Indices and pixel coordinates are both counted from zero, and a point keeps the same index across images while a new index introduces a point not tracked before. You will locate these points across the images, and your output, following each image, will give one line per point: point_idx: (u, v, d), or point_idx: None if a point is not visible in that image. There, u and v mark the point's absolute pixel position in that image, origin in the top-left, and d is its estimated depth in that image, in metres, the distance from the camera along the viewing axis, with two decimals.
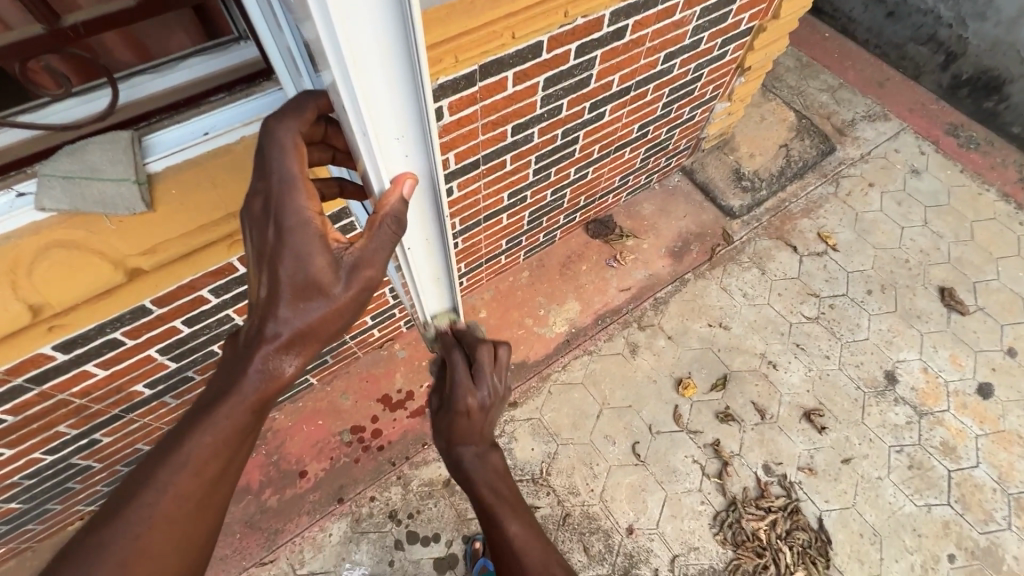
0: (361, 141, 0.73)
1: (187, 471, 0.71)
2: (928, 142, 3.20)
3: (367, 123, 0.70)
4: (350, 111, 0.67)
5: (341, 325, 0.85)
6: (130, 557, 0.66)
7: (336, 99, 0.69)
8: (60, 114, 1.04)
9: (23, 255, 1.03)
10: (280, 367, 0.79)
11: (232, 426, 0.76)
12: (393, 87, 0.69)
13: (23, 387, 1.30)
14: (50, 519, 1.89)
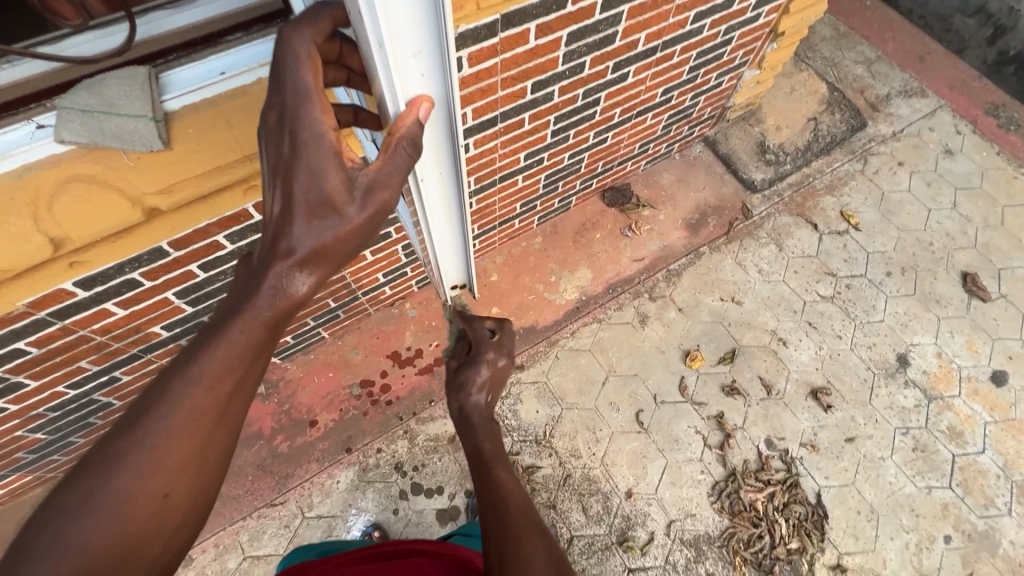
0: (378, 57, 0.72)
1: (201, 386, 0.71)
2: (966, 121, 3.06)
3: (384, 34, 0.69)
4: (368, 22, 0.66)
5: (355, 245, 0.84)
6: (147, 467, 0.67)
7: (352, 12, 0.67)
8: (77, 48, 1.05)
9: (44, 188, 1.04)
10: (296, 284, 0.79)
11: (247, 340, 0.75)
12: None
13: (46, 321, 1.34)
14: (74, 451, 1.98)
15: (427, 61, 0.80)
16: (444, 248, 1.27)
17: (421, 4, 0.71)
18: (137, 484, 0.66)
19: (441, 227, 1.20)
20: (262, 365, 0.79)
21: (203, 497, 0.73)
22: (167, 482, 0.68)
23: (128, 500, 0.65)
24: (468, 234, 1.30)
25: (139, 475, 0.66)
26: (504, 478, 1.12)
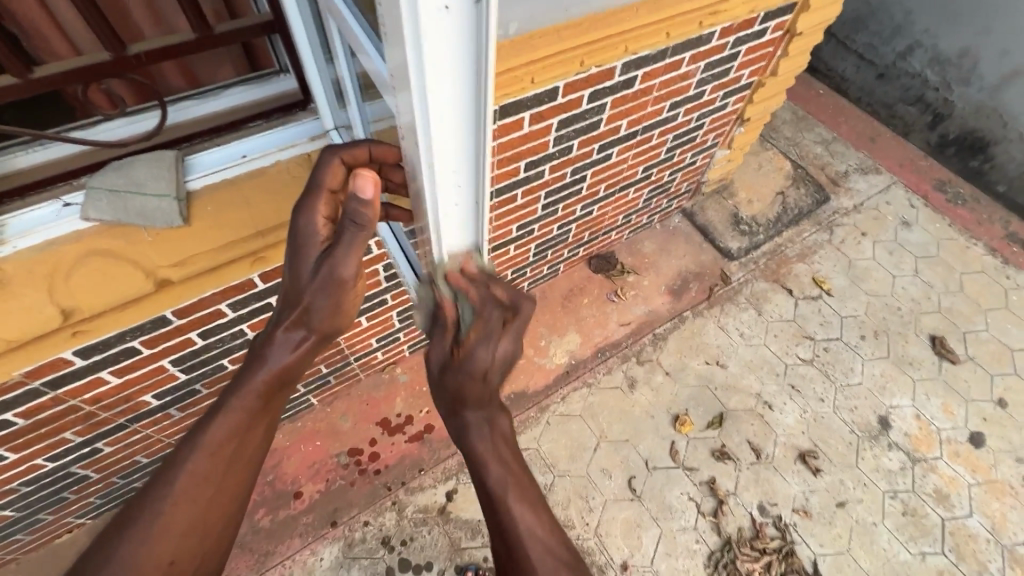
0: (424, 170, 0.78)
1: (205, 453, 0.87)
2: (918, 196, 3.33)
3: (430, 155, 0.76)
4: (421, 143, 0.73)
5: (337, 322, 1.01)
6: (158, 529, 0.80)
7: (408, 132, 0.75)
8: (107, 132, 1.14)
9: (63, 262, 1.08)
10: (283, 358, 0.96)
11: (243, 409, 0.92)
12: (458, 131, 0.74)
13: (39, 391, 1.33)
14: (39, 530, 1.87)
15: (467, 183, 0.85)
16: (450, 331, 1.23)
17: (465, 141, 0.76)
18: (143, 552, 0.78)
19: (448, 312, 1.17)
20: (258, 432, 0.95)
21: (204, 559, 0.85)
22: (171, 547, 0.81)
23: (137, 565, 0.77)
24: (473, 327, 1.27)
25: (147, 539, 0.79)
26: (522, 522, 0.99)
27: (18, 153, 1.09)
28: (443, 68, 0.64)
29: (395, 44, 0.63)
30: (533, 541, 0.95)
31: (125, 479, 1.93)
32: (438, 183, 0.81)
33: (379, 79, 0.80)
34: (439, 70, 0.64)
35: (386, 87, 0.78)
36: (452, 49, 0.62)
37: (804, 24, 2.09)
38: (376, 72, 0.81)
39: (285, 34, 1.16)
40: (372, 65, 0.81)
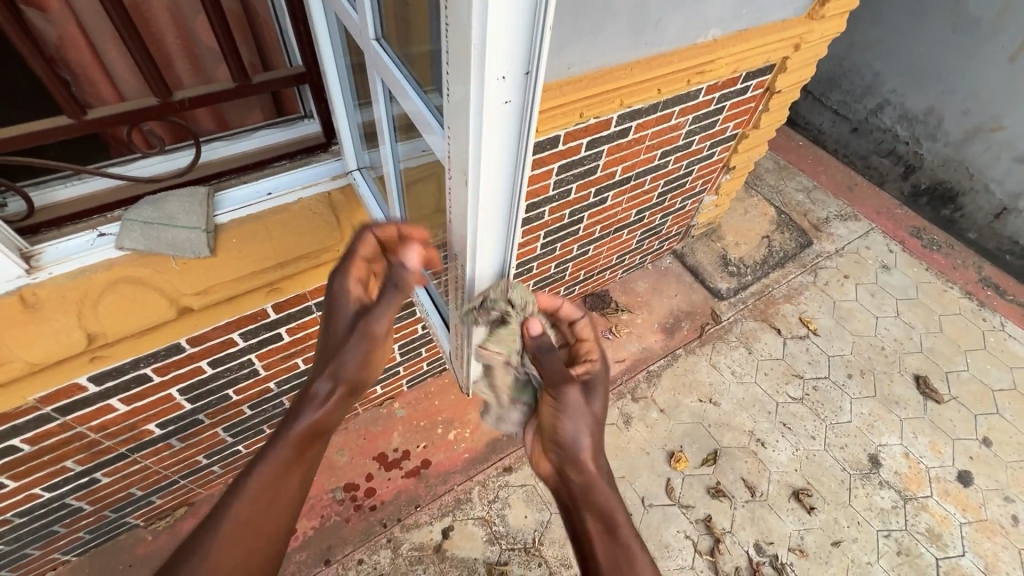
0: (473, 211, 0.88)
1: (262, 471, 0.94)
2: (896, 242, 3.51)
3: (478, 199, 0.86)
4: (472, 187, 0.83)
5: (365, 370, 1.11)
6: (220, 544, 0.86)
7: (459, 180, 0.85)
8: (144, 168, 1.23)
9: (93, 289, 1.14)
10: (316, 412, 1.03)
11: (296, 436, 1.00)
12: (501, 151, 0.80)
13: (49, 416, 1.34)
14: (24, 567, 1.82)
15: (498, 221, 0.95)
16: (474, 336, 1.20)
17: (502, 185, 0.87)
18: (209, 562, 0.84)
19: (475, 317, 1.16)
20: (293, 483, 0.98)
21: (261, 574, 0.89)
22: (234, 558, 0.86)
23: (208, 572, 0.83)
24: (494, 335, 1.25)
25: (215, 548, 0.85)
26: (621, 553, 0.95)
27: (58, 187, 1.16)
28: (497, 109, 0.72)
29: (460, 103, 0.72)
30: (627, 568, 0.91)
31: (117, 513, 1.89)
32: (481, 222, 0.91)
33: (425, 126, 0.90)
34: (494, 129, 0.74)
35: (434, 136, 0.88)
36: (505, 113, 0.73)
37: (782, 83, 2.27)
38: (420, 116, 0.90)
39: (316, 83, 1.27)
40: (413, 108, 0.91)
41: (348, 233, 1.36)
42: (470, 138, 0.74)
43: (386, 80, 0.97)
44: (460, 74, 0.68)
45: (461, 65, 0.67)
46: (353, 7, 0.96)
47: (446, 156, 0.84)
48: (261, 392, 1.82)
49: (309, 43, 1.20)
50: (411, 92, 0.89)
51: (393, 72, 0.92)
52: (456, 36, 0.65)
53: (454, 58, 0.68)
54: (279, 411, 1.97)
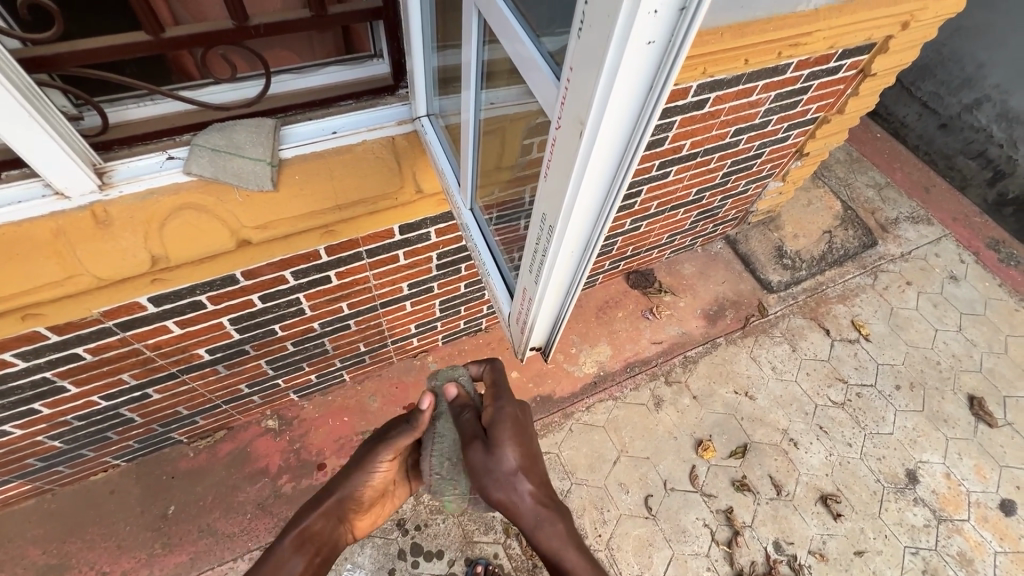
0: (567, 192, 0.72)
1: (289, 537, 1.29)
2: (969, 252, 3.26)
3: (580, 178, 0.69)
4: (573, 174, 0.69)
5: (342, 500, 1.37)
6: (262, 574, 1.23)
7: (563, 147, 0.69)
8: (214, 95, 1.21)
9: (160, 212, 1.15)
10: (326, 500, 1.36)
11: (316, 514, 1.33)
12: (611, 146, 0.64)
13: (110, 330, 1.39)
14: (78, 465, 1.95)
15: (585, 227, 0.80)
16: (539, 330, 1.09)
17: (606, 178, 0.69)
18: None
19: (544, 315, 1.04)
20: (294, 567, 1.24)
21: None
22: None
23: None
24: (556, 336, 1.12)
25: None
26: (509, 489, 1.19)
27: (130, 105, 1.15)
28: (623, 91, 0.56)
29: (590, 54, 0.56)
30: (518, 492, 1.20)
31: (164, 427, 2.00)
32: (574, 208, 0.74)
33: (532, 75, 0.82)
34: (623, 96, 0.56)
35: (545, 87, 0.78)
36: (645, 77, 0.55)
37: (879, 66, 2.08)
38: (528, 63, 0.82)
39: (392, 20, 1.21)
40: (520, 49, 0.83)
41: (407, 181, 1.34)
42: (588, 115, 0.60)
43: (488, 17, 0.89)
44: (605, 7, 0.51)
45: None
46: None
47: (557, 115, 0.68)
48: (305, 331, 1.85)
49: None
50: (521, 31, 0.81)
51: (500, 8, 0.84)
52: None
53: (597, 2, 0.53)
54: (319, 352, 2.02)
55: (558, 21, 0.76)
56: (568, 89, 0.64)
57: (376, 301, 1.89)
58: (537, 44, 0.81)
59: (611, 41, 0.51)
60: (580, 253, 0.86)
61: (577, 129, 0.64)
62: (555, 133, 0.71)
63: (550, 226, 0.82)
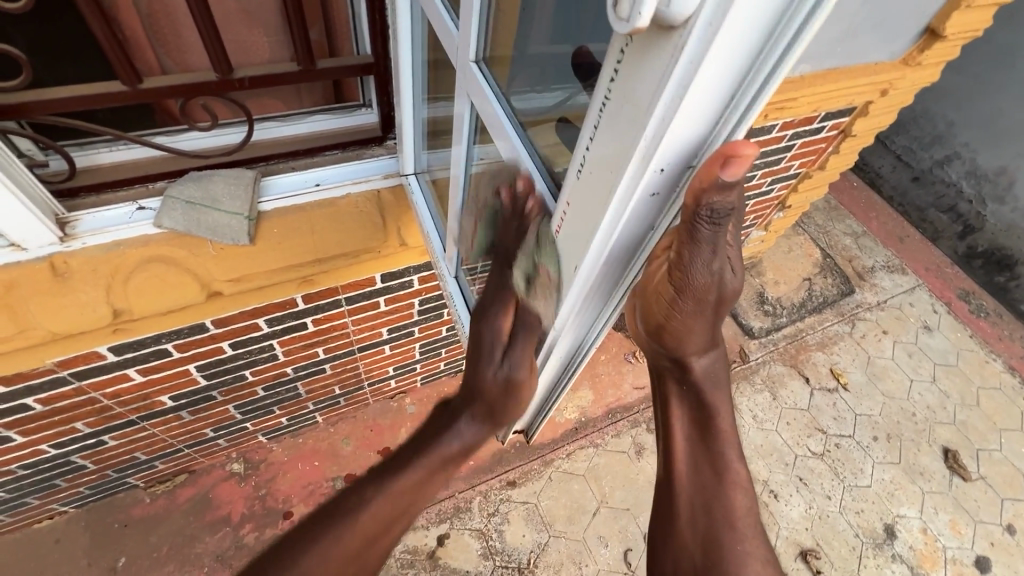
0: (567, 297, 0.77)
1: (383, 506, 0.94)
2: (942, 303, 3.33)
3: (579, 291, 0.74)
4: (574, 286, 0.73)
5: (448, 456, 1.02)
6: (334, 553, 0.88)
7: (560, 262, 0.75)
8: (190, 142, 1.17)
9: (125, 264, 1.08)
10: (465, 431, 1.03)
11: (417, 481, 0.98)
12: (611, 262, 0.69)
13: (64, 380, 1.30)
14: (22, 513, 1.81)
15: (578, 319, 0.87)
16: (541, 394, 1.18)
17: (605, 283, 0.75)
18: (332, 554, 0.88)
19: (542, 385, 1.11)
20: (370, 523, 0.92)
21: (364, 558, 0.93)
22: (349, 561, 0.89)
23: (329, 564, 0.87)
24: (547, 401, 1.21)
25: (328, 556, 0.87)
26: (709, 456, 0.86)
27: (102, 150, 1.10)
28: (632, 221, 0.61)
29: (589, 196, 0.61)
30: (707, 480, 0.86)
31: (119, 473, 1.88)
32: (570, 309, 0.81)
33: (526, 186, 0.84)
34: (625, 228, 0.62)
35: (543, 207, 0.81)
36: (643, 216, 0.61)
37: (859, 127, 2.14)
38: (522, 174, 0.84)
39: (382, 75, 1.19)
40: (512, 153, 0.85)
41: (391, 234, 1.30)
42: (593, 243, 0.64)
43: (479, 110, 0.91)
44: (606, 161, 0.56)
45: (610, 154, 0.55)
46: (455, 26, 0.89)
47: (553, 236, 0.73)
48: (277, 375, 1.77)
49: (383, 32, 1.12)
50: (515, 136, 0.83)
51: (494, 108, 0.85)
52: (613, 122, 0.53)
53: (598, 157, 0.57)
54: (291, 395, 1.93)
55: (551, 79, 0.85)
56: (563, 212, 0.69)
57: (353, 345, 1.82)
58: (530, 150, 0.83)
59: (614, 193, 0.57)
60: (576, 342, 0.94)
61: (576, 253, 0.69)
62: (550, 248, 0.76)
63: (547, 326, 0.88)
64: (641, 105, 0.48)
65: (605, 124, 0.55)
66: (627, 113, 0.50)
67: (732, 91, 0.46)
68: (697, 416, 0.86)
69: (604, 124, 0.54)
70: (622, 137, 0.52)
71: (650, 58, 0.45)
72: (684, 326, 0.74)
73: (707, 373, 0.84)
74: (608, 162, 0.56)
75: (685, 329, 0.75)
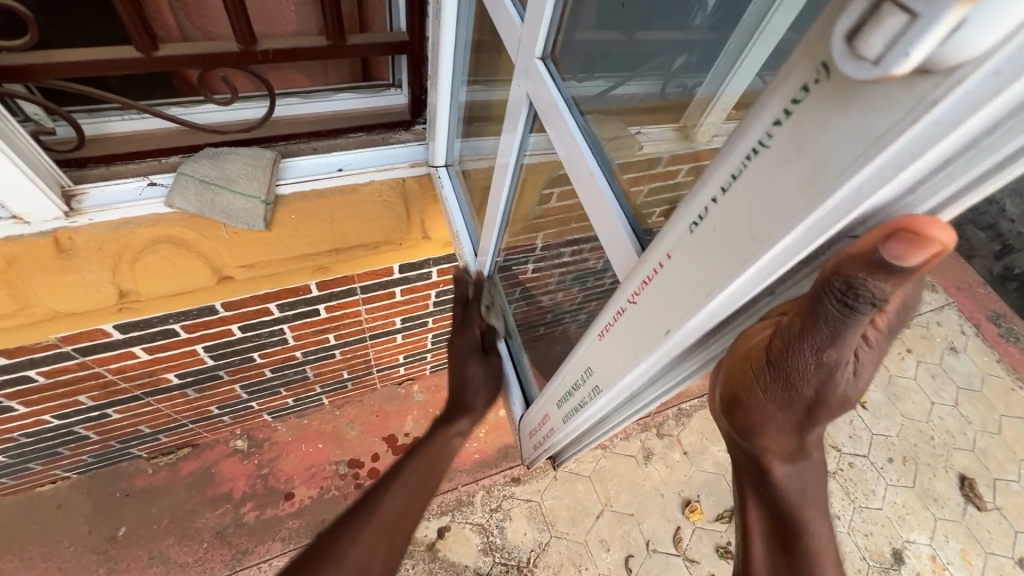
0: (640, 366, 0.63)
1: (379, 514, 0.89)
2: (970, 324, 3.20)
3: (658, 360, 0.60)
4: (655, 353, 0.59)
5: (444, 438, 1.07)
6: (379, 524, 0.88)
7: (638, 324, 0.60)
8: (207, 115, 1.09)
9: (132, 244, 1.02)
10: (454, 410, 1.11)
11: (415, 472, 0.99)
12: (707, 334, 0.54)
13: (67, 355, 1.25)
14: (25, 477, 1.80)
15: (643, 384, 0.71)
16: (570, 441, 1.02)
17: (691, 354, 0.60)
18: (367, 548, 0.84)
19: (578, 434, 0.97)
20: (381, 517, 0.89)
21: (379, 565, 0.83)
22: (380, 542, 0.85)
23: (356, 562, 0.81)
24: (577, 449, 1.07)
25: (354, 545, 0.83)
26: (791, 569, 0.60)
27: (114, 118, 1.03)
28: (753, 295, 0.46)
29: (699, 259, 0.46)
30: None
31: (123, 444, 1.85)
32: (637, 377, 0.66)
33: (595, 209, 0.74)
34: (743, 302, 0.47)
35: (616, 237, 0.70)
36: (766, 288, 0.46)
37: None
38: (592, 194, 0.74)
39: (416, 55, 1.10)
40: (580, 168, 0.75)
41: (414, 226, 1.22)
42: (695, 314, 0.49)
43: (542, 111, 0.81)
44: (739, 228, 0.41)
45: (746, 216, 0.39)
46: (521, 17, 0.82)
47: (632, 292, 0.59)
48: (286, 358, 1.72)
49: (421, 9, 1.03)
50: (587, 148, 0.73)
51: (563, 113, 0.77)
52: (760, 183, 0.37)
53: (724, 214, 0.42)
54: (299, 378, 1.88)
55: (595, 67, 0.81)
56: (650, 267, 0.54)
57: (365, 332, 1.76)
58: (602, 167, 0.74)
59: (745, 270, 0.41)
60: (629, 406, 0.80)
61: (666, 321, 0.54)
62: (624, 305, 0.61)
63: (604, 388, 0.74)
64: (831, 170, 0.32)
65: (743, 181, 0.39)
66: (797, 177, 0.34)
67: (962, 151, 0.30)
68: (778, 520, 0.59)
69: (746, 172, 0.38)
70: (777, 207, 0.36)
71: (868, 105, 0.28)
72: (761, 416, 0.50)
73: (796, 479, 0.56)
74: (742, 230, 0.40)
75: (768, 421, 0.50)
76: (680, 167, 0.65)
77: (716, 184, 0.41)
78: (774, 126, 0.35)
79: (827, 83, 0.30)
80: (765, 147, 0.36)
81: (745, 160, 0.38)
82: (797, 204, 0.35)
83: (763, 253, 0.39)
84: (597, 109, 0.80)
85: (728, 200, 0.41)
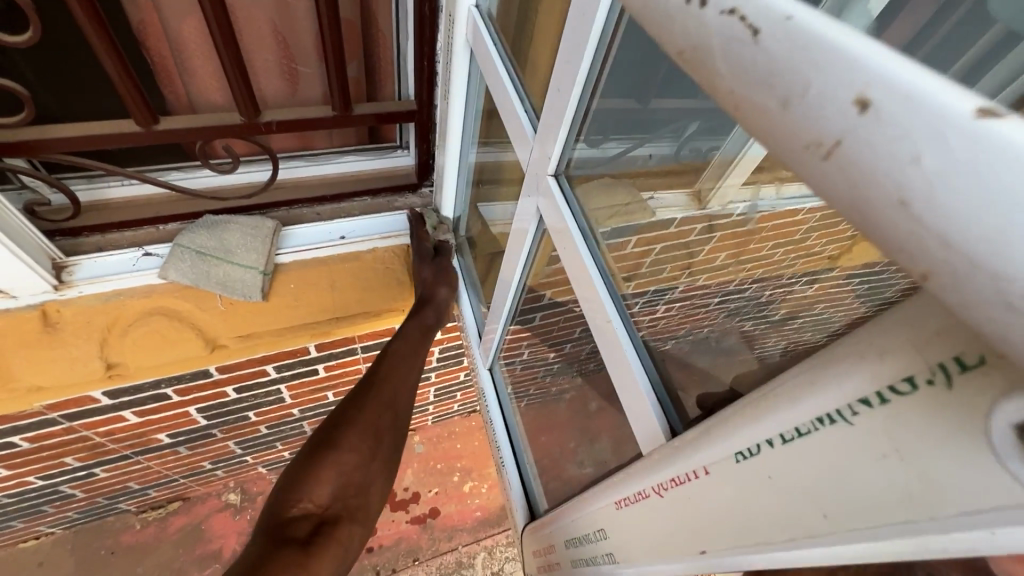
0: (663, 567, 0.55)
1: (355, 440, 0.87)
2: None
3: (689, 571, 0.53)
4: (683, 564, 0.52)
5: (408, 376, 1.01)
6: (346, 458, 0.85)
7: (664, 524, 0.53)
8: (209, 180, 1.05)
9: (125, 315, 1.00)
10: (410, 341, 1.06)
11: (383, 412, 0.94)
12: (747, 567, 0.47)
13: (53, 420, 1.20)
14: (7, 534, 1.73)
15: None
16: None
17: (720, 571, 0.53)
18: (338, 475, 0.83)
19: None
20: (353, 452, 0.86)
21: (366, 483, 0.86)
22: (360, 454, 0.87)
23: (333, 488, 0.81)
24: None
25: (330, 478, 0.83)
26: None
27: (111, 184, 1.00)
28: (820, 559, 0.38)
29: (749, 497, 0.41)
30: None
31: (110, 499, 1.78)
32: (654, 573, 0.58)
33: (611, 360, 0.69)
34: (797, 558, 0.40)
35: (632, 392, 0.65)
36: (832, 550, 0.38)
37: None
38: (609, 345, 0.68)
39: (424, 123, 1.08)
40: (598, 314, 0.69)
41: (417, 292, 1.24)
42: (740, 554, 0.43)
43: (553, 234, 0.77)
44: (803, 493, 0.36)
45: (814, 483, 0.35)
46: (533, 128, 0.75)
47: (660, 484, 0.53)
48: (282, 415, 1.66)
49: (430, 80, 1.00)
50: (607, 294, 0.68)
51: (579, 247, 0.71)
52: (837, 456, 0.33)
53: (785, 470, 0.37)
54: (296, 433, 1.82)
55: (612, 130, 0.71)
56: (685, 472, 0.49)
57: None
58: (622, 315, 0.69)
59: (811, 544, 0.36)
60: None
61: (700, 540, 0.48)
62: (648, 493, 0.55)
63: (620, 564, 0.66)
64: (946, 497, 0.27)
65: (813, 442, 0.34)
66: (893, 478, 0.30)
67: None
68: None
69: (821, 440, 0.34)
70: (865, 496, 0.31)
71: (1001, 456, 0.24)
72: None
73: None
74: (812, 500, 0.35)
75: None
76: (693, 228, 0.71)
77: (774, 430, 0.37)
78: (860, 405, 0.31)
79: (942, 390, 0.27)
80: (847, 422, 0.32)
81: (816, 423, 0.34)
82: (892, 510, 0.30)
83: (837, 537, 0.34)
84: (611, 171, 0.74)
85: (790, 453, 0.36)
